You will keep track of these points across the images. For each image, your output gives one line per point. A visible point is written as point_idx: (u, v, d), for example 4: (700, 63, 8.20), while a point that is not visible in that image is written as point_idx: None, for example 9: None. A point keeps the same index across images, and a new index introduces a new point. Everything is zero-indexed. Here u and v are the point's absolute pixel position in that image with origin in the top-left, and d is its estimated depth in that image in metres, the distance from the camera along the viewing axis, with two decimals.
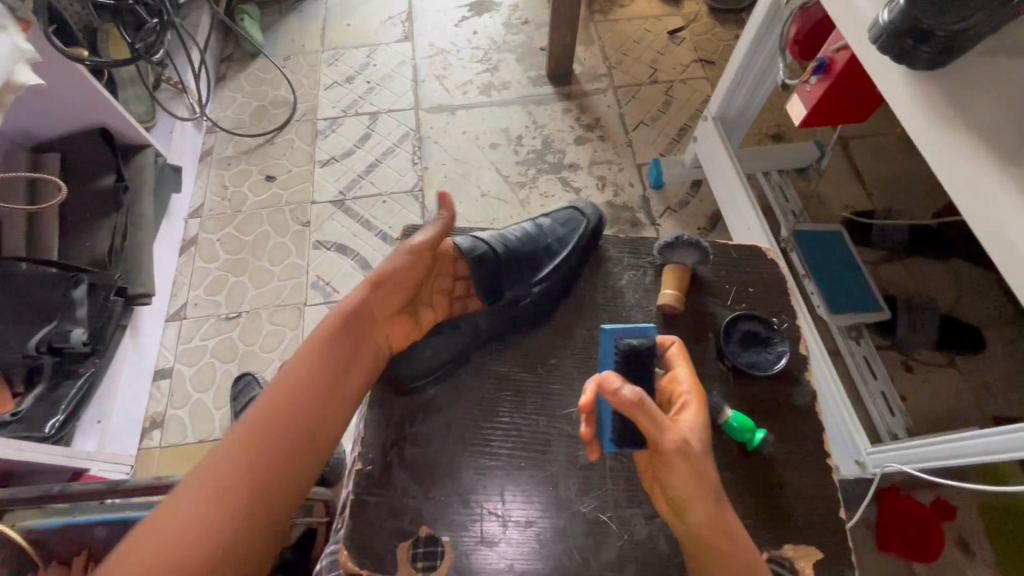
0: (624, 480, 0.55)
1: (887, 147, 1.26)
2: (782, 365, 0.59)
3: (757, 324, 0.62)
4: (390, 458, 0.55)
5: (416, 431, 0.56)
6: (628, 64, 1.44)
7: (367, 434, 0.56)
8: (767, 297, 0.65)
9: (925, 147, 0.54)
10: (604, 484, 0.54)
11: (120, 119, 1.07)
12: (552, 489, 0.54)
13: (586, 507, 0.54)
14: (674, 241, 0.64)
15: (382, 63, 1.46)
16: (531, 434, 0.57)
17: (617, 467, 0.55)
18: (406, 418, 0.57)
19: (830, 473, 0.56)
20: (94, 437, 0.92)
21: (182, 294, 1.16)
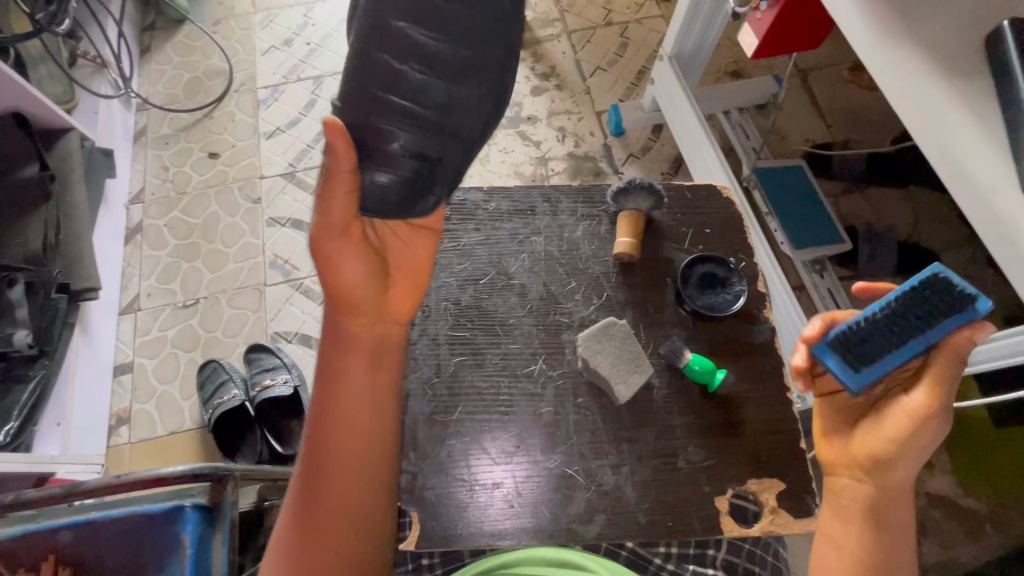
0: (590, 434, 0.55)
1: (844, 77, 1.24)
2: (740, 304, 0.60)
3: (714, 266, 0.62)
4: None
5: None
6: (581, 6, 1.37)
7: None
8: (724, 237, 0.64)
9: (871, 68, 0.51)
10: (570, 439, 0.54)
11: (35, 102, 0.98)
12: (515, 448, 0.54)
13: (554, 461, 0.54)
14: (626, 186, 0.62)
15: (321, 22, 1.37)
16: (492, 395, 0.56)
17: (580, 419, 0.55)
18: None
19: (791, 406, 0.57)
20: (56, 440, 0.89)
21: (133, 285, 1.11)
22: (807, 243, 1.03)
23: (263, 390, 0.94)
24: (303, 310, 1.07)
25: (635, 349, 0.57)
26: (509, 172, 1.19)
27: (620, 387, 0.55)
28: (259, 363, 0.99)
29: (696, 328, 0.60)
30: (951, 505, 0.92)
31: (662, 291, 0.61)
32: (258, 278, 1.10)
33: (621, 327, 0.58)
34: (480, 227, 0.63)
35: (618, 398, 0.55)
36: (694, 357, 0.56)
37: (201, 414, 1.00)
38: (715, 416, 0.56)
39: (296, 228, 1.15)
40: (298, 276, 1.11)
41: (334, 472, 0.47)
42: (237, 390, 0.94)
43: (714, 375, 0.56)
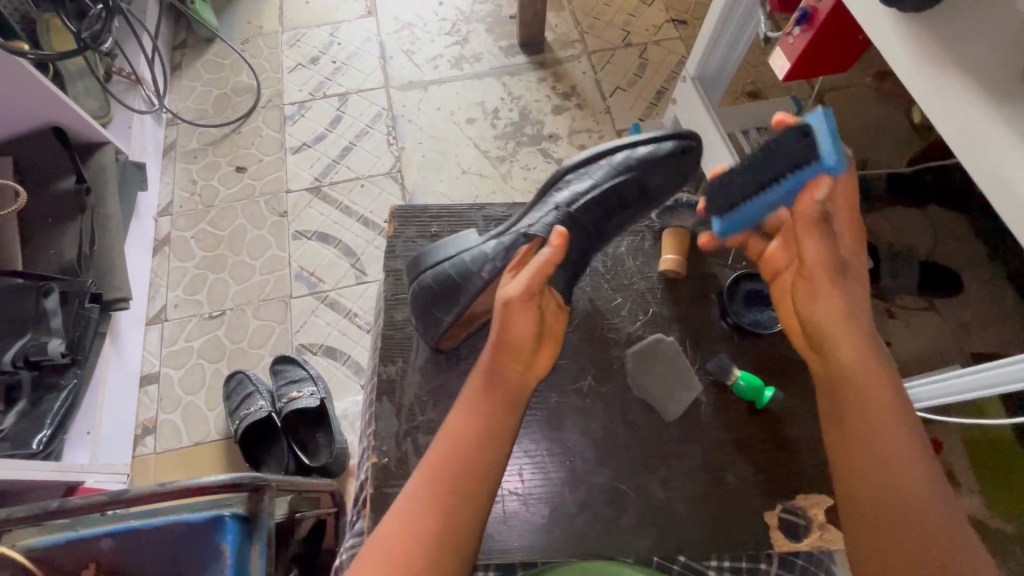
0: (638, 449, 0.56)
1: (862, 98, 1.27)
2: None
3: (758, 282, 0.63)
4: (405, 449, 0.58)
5: (428, 419, 0.60)
6: (600, 28, 1.41)
7: (378, 427, 0.59)
8: None
9: (912, 87, 0.51)
10: (619, 454, 0.55)
11: (73, 116, 1.01)
12: (569, 463, 0.55)
13: (603, 476, 0.55)
14: (674, 205, 0.65)
15: (346, 41, 1.40)
16: (547, 409, 0.57)
17: (625, 434, 0.56)
18: (417, 407, 0.60)
19: None
20: (86, 449, 0.89)
21: (160, 296, 1.12)
22: None
23: (289, 402, 0.94)
24: (329, 323, 1.09)
25: (683, 365, 0.58)
26: (532, 188, 1.21)
27: (671, 405, 0.57)
28: (286, 375, 1.00)
29: (737, 344, 0.61)
30: (980, 526, 0.91)
31: (706, 305, 0.63)
32: (284, 290, 1.12)
33: (666, 344, 0.59)
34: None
35: (667, 416, 0.57)
36: (743, 374, 0.57)
37: (227, 424, 1.01)
38: (758, 430, 0.57)
39: (322, 241, 1.16)
40: (324, 288, 1.12)
41: (461, 448, 0.46)
42: (264, 401, 0.94)
43: (762, 392, 0.56)
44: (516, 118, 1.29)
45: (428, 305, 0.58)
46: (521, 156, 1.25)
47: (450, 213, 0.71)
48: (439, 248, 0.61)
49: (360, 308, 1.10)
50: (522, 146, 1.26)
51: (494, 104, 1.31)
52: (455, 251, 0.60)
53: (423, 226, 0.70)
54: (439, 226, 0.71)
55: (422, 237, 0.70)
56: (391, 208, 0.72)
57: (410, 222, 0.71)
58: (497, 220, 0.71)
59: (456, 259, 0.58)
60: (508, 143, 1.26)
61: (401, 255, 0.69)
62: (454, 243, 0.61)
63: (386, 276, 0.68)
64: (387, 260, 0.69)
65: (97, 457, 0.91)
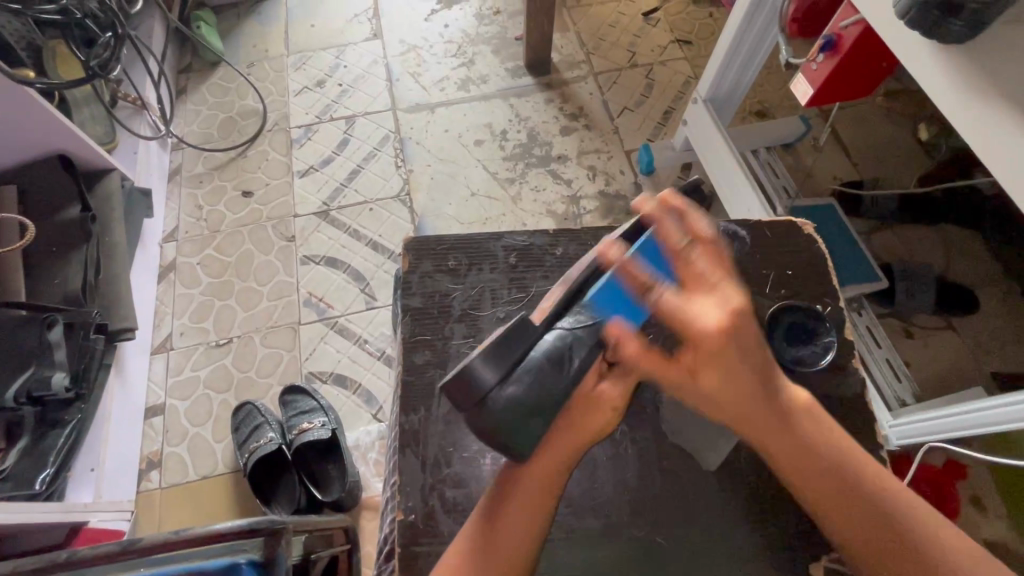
0: (676, 498, 0.56)
1: (869, 116, 1.27)
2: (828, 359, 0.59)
3: (800, 316, 0.62)
4: (432, 504, 0.56)
5: (453, 472, 0.58)
6: (606, 49, 1.41)
7: (403, 481, 0.57)
8: (807, 280, 0.65)
9: (954, 121, 0.51)
10: (655, 503, 0.55)
11: (79, 143, 0.99)
12: (603, 518, 0.55)
13: (637, 531, 0.54)
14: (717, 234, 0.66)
15: (352, 64, 1.40)
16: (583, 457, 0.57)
17: (661, 481, 0.56)
18: (442, 459, 0.58)
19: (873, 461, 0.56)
20: (89, 487, 0.86)
21: (166, 324, 1.10)
22: (846, 281, 1.03)
23: (300, 434, 0.92)
24: (339, 350, 1.07)
25: None
26: (541, 211, 1.20)
27: (708, 454, 0.57)
28: (296, 405, 0.97)
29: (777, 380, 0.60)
30: (1011, 554, 0.89)
31: None
32: (292, 317, 1.10)
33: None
34: (547, 275, 0.68)
35: (705, 464, 0.57)
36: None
37: (234, 457, 0.98)
38: None
39: (331, 266, 1.15)
40: (333, 314, 1.10)
41: (497, 539, 0.43)
42: (274, 433, 0.92)
43: None
44: (525, 139, 1.28)
45: (506, 436, 0.40)
46: (530, 178, 1.24)
47: (469, 244, 0.70)
48: (495, 353, 0.38)
49: (370, 335, 1.08)
50: (531, 168, 1.25)
51: (502, 126, 1.30)
52: (522, 349, 0.41)
53: (440, 260, 0.69)
54: (458, 258, 0.69)
55: (442, 270, 0.68)
56: (405, 239, 0.71)
57: (425, 256, 0.69)
58: (519, 250, 0.70)
59: (528, 360, 0.41)
60: (517, 164, 1.26)
61: (417, 293, 0.67)
62: (515, 335, 0.40)
63: (405, 313, 0.66)
64: (403, 297, 0.67)
65: (102, 495, 0.87)
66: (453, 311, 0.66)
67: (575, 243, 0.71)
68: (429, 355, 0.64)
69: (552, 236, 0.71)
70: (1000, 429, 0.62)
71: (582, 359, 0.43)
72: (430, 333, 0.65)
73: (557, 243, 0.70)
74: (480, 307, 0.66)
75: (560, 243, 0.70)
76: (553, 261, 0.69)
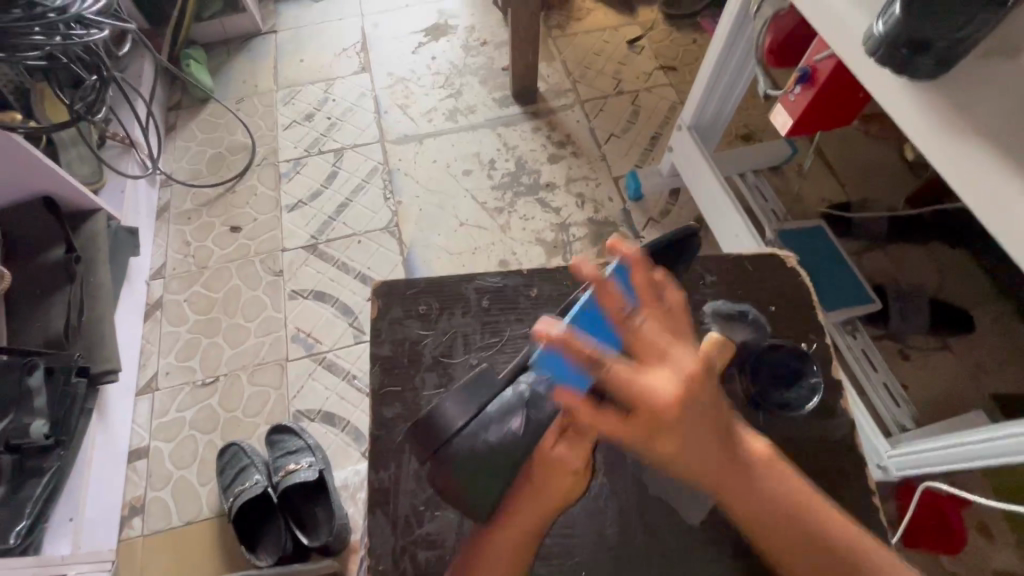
0: (663, 548, 0.58)
1: (854, 137, 1.28)
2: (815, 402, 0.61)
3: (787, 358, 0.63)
4: (403, 565, 0.56)
5: (427, 532, 0.57)
6: (592, 77, 1.43)
7: (372, 546, 0.57)
8: (789, 315, 0.69)
9: (928, 153, 0.50)
10: (642, 557, 0.57)
11: (65, 184, 0.99)
12: (586, 573, 0.56)
13: None
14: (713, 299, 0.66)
15: (341, 97, 1.42)
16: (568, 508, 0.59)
17: (645, 535, 0.58)
18: (414, 518, 0.58)
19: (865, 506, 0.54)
20: (68, 538, 0.83)
21: (151, 364, 1.08)
22: (837, 306, 1.01)
23: (287, 476, 0.89)
24: (327, 386, 1.05)
25: None
26: (531, 239, 1.20)
27: (690, 508, 0.58)
28: (283, 445, 0.95)
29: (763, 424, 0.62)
30: None
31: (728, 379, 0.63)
32: (279, 354, 1.08)
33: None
34: (522, 319, 0.68)
35: (689, 518, 0.58)
36: None
37: (220, 500, 0.95)
38: None
39: (319, 300, 1.14)
40: (321, 349, 1.09)
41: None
42: (260, 475, 0.90)
43: None
44: (513, 168, 1.29)
45: (465, 483, 0.46)
46: (519, 207, 1.24)
47: (440, 290, 0.70)
48: (453, 398, 0.47)
49: (358, 370, 1.07)
50: (519, 197, 1.25)
51: (490, 155, 1.31)
52: (481, 400, 0.47)
53: (410, 305, 0.69)
54: (427, 303, 0.69)
55: (411, 316, 0.69)
56: (380, 284, 0.71)
57: (393, 303, 0.69)
58: (493, 293, 0.70)
59: (485, 413, 0.47)
60: (505, 194, 1.26)
61: (386, 340, 0.67)
62: (476, 384, 0.48)
63: (373, 362, 0.66)
64: (373, 346, 0.67)
65: (80, 546, 0.84)
66: (423, 361, 0.66)
67: (552, 283, 0.71)
68: (398, 409, 0.63)
69: (530, 277, 0.71)
70: (999, 462, 0.61)
71: (531, 417, 0.46)
72: (399, 384, 0.64)
73: (533, 284, 0.71)
74: (451, 354, 0.66)
75: (535, 285, 0.71)
76: (528, 303, 0.70)
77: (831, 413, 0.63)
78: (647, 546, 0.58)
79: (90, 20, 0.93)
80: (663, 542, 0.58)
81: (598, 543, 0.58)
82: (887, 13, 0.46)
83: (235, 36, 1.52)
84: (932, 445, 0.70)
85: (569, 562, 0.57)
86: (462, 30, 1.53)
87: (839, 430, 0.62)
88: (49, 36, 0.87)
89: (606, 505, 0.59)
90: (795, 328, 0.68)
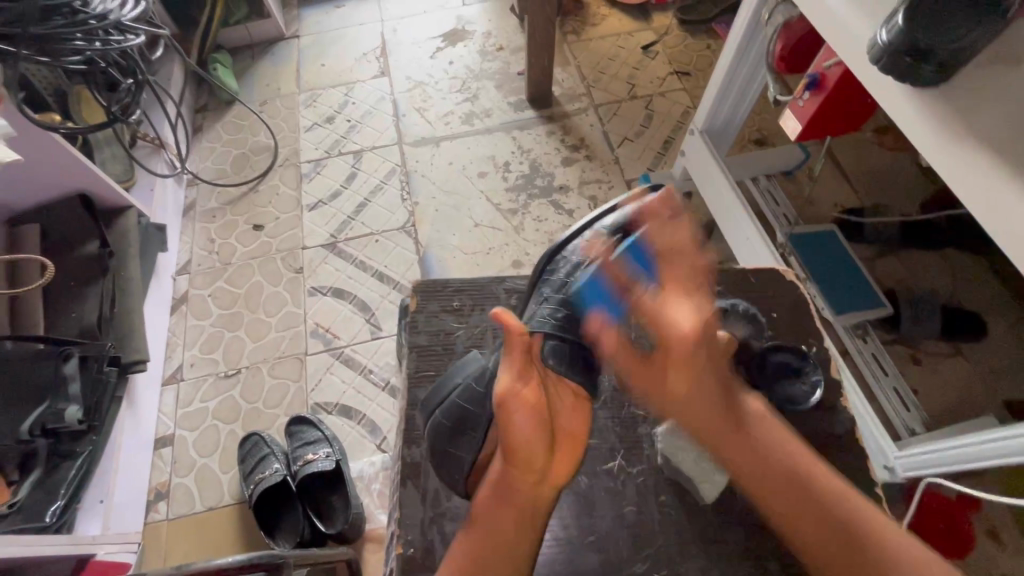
0: (676, 534, 0.59)
1: (868, 143, 1.29)
2: (817, 397, 0.63)
3: (789, 356, 0.65)
4: (430, 538, 0.58)
5: (452, 505, 0.60)
6: (606, 82, 1.45)
7: (403, 514, 0.60)
8: (791, 321, 0.70)
9: (931, 158, 0.51)
10: (656, 540, 0.59)
11: (99, 183, 1.04)
12: (601, 551, 0.58)
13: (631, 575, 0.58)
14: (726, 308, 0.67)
15: (361, 100, 1.46)
16: (580, 494, 0.61)
17: (660, 516, 0.60)
18: (442, 492, 0.61)
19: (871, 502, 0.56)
20: (99, 519, 0.87)
21: (177, 356, 1.13)
22: (850, 310, 1.02)
23: (305, 465, 0.92)
24: (344, 380, 1.08)
25: None
26: (545, 240, 1.22)
27: (705, 487, 0.60)
28: (301, 436, 0.98)
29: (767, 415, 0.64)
30: None
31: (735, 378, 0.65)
32: (299, 348, 1.12)
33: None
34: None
35: (703, 498, 0.60)
36: None
37: (240, 488, 0.99)
38: None
39: (337, 296, 1.17)
40: (339, 344, 1.12)
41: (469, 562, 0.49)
42: (279, 464, 0.93)
43: None
44: (527, 170, 1.32)
45: (444, 445, 0.54)
46: (532, 209, 1.26)
47: (474, 287, 0.73)
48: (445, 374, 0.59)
49: (374, 364, 1.10)
50: (533, 199, 1.28)
51: (505, 158, 1.34)
52: (462, 376, 0.57)
53: (445, 301, 0.72)
54: (462, 299, 0.72)
55: (447, 310, 0.72)
56: (418, 285, 0.74)
57: (433, 297, 0.72)
58: (520, 292, 0.72)
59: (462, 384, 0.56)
60: (519, 196, 1.28)
61: (424, 330, 0.70)
62: (461, 368, 0.58)
63: (410, 350, 0.69)
64: (410, 336, 0.70)
65: (109, 527, 0.88)
66: (456, 351, 0.69)
67: None
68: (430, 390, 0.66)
69: None
70: (1007, 462, 0.62)
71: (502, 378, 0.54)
72: (432, 369, 0.68)
73: None
74: (483, 348, 0.69)
75: None
76: None
77: (836, 411, 0.64)
78: (659, 533, 0.59)
79: (127, 26, 0.98)
80: (673, 528, 0.59)
81: (615, 523, 0.59)
82: (891, 22, 0.48)
83: (260, 41, 1.57)
84: (937, 448, 0.71)
85: (582, 545, 0.58)
86: (479, 35, 1.56)
87: (844, 427, 0.64)
88: (89, 42, 0.92)
89: (622, 488, 0.61)
90: (799, 330, 0.69)
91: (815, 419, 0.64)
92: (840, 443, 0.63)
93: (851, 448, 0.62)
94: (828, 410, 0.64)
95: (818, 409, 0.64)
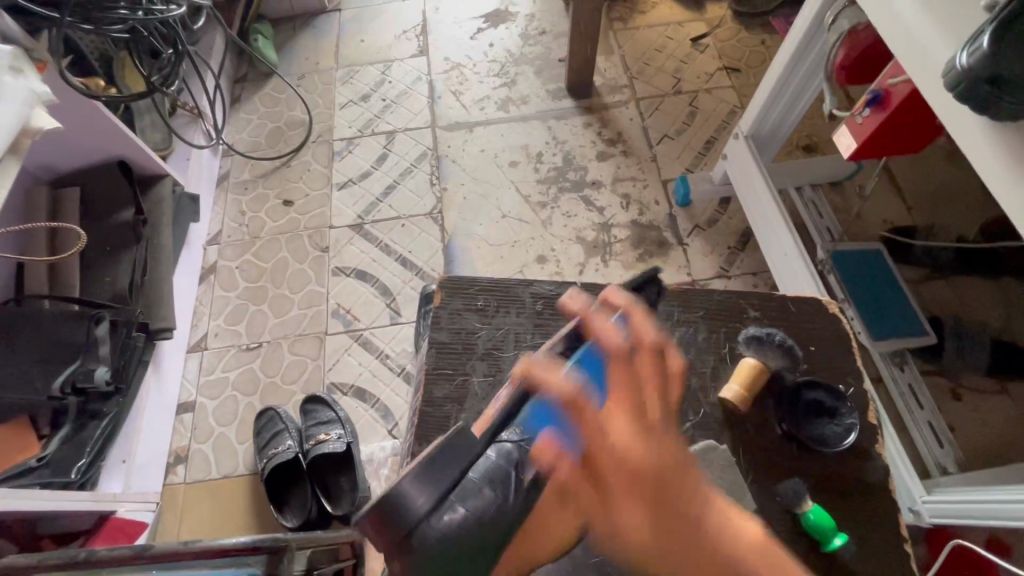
0: None
1: (928, 158, 1.20)
2: (850, 440, 0.60)
3: (823, 393, 0.62)
4: None
5: None
6: (650, 74, 1.39)
7: None
8: (829, 356, 0.67)
9: (1003, 201, 0.48)
10: None
11: (137, 151, 1.05)
12: None
13: None
14: (763, 336, 0.64)
15: (397, 80, 1.43)
16: None
17: None
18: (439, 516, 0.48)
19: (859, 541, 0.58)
20: (120, 478, 0.90)
21: (202, 325, 1.15)
22: (890, 334, 0.96)
23: (316, 444, 0.93)
24: (361, 363, 1.09)
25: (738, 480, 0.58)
26: (571, 237, 1.19)
27: None
28: (315, 415, 0.99)
29: (794, 454, 0.61)
30: None
31: (761, 411, 0.62)
32: (320, 327, 1.13)
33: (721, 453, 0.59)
34: None
35: None
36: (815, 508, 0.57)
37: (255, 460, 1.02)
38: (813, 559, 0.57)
39: (360, 278, 1.18)
40: (358, 327, 1.13)
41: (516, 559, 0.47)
42: (292, 441, 0.95)
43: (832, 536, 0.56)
44: (560, 163, 1.28)
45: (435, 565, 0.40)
46: (562, 203, 1.23)
47: (499, 288, 0.71)
48: (429, 473, 0.40)
49: (391, 350, 1.10)
50: (564, 193, 1.24)
51: (539, 148, 1.30)
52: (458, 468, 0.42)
53: (469, 299, 0.70)
54: (486, 298, 0.70)
55: (470, 309, 0.70)
56: (444, 275, 0.72)
57: (456, 295, 0.70)
58: (546, 298, 0.70)
59: (464, 482, 0.43)
60: (549, 189, 1.25)
61: (445, 327, 0.68)
62: (449, 452, 0.42)
63: (430, 345, 0.67)
64: (432, 331, 0.68)
65: (129, 486, 0.92)
66: (476, 349, 0.67)
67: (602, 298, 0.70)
68: (448, 388, 0.65)
69: (580, 288, 0.71)
70: None
71: (518, 475, 0.47)
72: (451, 367, 0.66)
73: (583, 295, 0.71)
74: (502, 348, 0.67)
75: (585, 296, 0.71)
76: None
77: (868, 456, 0.61)
78: None
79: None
80: None
81: None
82: (974, 46, 0.45)
83: (302, 13, 1.56)
84: (974, 499, 0.66)
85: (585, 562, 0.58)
86: (522, 18, 1.51)
87: (873, 474, 0.61)
88: (133, 11, 0.92)
89: None
90: (833, 367, 0.66)
91: (842, 461, 0.61)
92: (869, 488, 0.60)
93: (876, 493, 0.60)
94: (858, 457, 0.61)
95: (845, 451, 0.61)
